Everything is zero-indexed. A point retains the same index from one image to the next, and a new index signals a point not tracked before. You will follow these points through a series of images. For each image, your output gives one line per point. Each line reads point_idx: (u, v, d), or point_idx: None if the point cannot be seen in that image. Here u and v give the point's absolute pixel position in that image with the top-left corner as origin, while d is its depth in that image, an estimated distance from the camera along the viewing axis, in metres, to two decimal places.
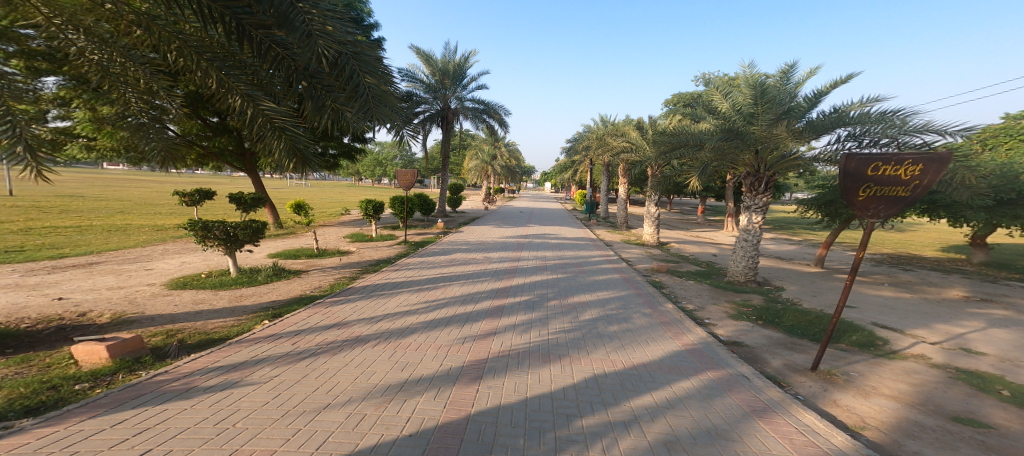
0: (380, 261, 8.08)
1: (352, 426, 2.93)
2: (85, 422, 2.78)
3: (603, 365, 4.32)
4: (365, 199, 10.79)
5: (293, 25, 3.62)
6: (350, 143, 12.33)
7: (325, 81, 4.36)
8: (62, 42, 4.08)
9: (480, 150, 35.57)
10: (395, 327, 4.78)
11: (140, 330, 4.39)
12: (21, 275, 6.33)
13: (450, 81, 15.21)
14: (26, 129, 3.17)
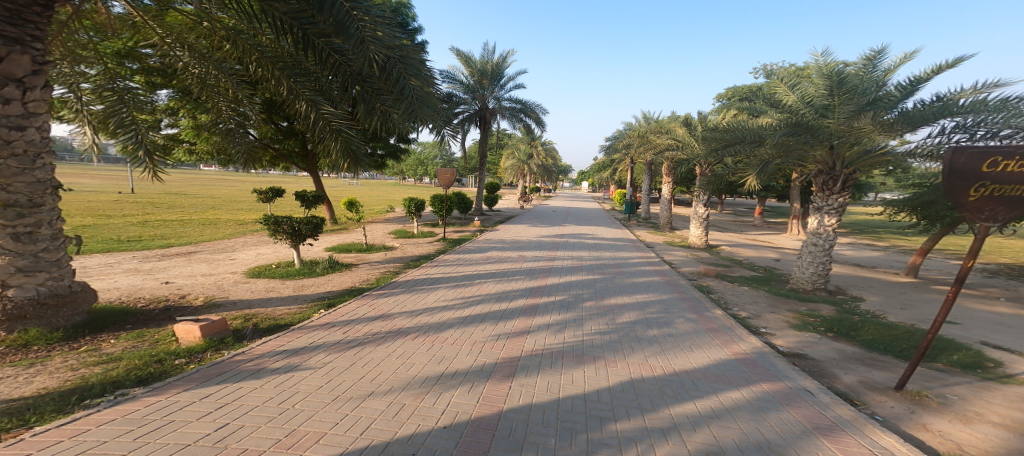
0: (421, 257, 8.43)
1: (392, 415, 3.14)
2: (179, 395, 3.19)
3: (638, 369, 4.29)
4: (407, 198, 11.22)
5: (349, 32, 3.83)
6: (395, 143, 12.90)
7: (375, 86, 4.62)
8: (174, 58, 5.31)
9: (518, 149, 35.46)
10: (433, 321, 5.01)
11: (225, 313, 4.94)
12: (139, 261, 7.34)
13: (489, 81, 15.44)
14: (144, 137, 5.91)
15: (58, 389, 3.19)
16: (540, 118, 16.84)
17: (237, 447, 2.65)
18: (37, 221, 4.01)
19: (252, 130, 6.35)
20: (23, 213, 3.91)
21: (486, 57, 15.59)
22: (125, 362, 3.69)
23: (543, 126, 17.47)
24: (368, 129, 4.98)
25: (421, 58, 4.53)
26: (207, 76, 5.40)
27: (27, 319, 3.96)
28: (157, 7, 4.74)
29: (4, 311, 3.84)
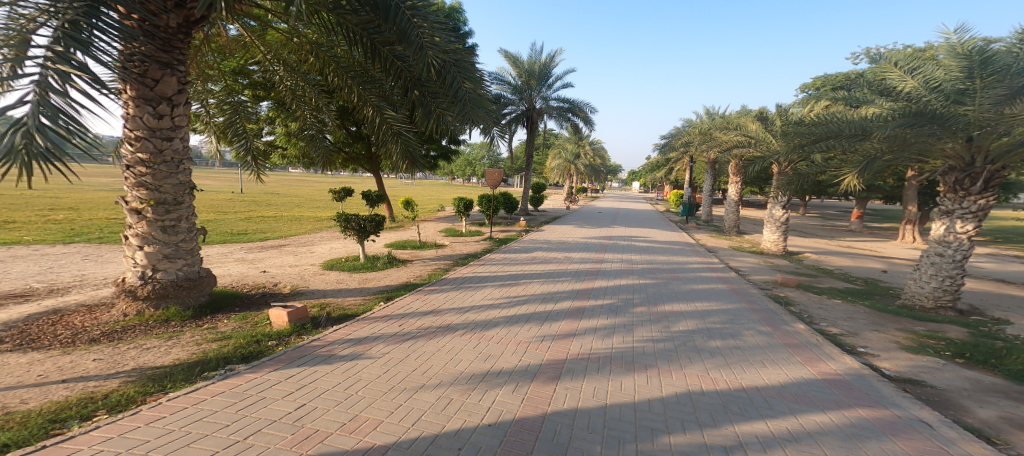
0: (468, 255, 8.69)
1: (441, 408, 3.32)
2: (268, 374, 3.66)
3: (695, 381, 4.07)
4: (457, 198, 11.57)
5: (411, 39, 4.09)
6: (446, 145, 13.39)
7: (431, 89, 4.88)
8: (272, 73, 5.93)
9: (563, 149, 34.44)
10: (480, 319, 5.18)
11: (306, 301, 5.54)
12: (245, 251, 8.48)
13: (536, 81, 15.42)
14: (250, 143, 7.07)
15: (184, 361, 3.84)
16: (588, 117, 16.48)
17: (310, 427, 2.96)
18: (178, 216, 4.89)
19: (324, 133, 6.96)
20: (169, 210, 4.80)
21: (534, 57, 15.60)
22: (230, 340, 4.32)
23: (592, 126, 17.05)
24: (423, 131, 5.27)
25: (473, 60, 4.70)
26: (296, 88, 6.06)
27: (166, 297, 4.84)
28: (262, 27, 5.25)
29: (150, 290, 4.74)
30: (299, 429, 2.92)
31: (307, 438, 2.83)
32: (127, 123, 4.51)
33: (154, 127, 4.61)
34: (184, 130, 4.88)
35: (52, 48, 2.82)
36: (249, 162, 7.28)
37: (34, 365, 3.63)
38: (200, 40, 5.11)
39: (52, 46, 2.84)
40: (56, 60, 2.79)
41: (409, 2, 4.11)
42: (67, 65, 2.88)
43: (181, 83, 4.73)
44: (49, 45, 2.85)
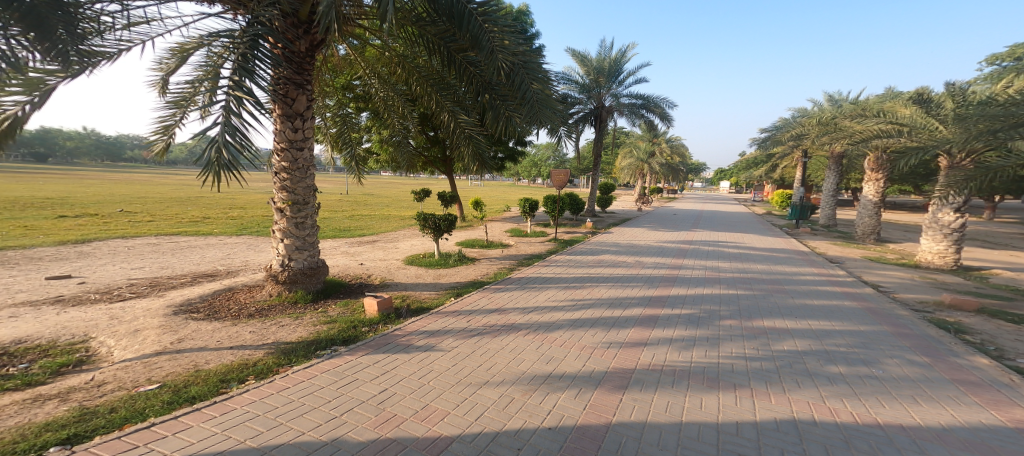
0: (533, 256, 8.64)
1: (503, 406, 3.28)
2: (362, 357, 4.02)
3: (801, 408, 3.40)
4: (523, 198, 11.54)
5: (482, 44, 4.16)
6: (513, 146, 13.33)
7: (501, 92, 4.95)
8: (369, 87, 6.60)
9: (634, 148, 31.51)
10: (543, 320, 5.10)
11: (392, 293, 6.03)
12: (348, 246, 9.58)
13: (607, 79, 14.57)
14: (352, 150, 8.05)
15: (304, 339, 4.45)
16: (666, 113, 15.12)
17: (389, 411, 3.12)
18: (307, 214, 5.69)
19: (407, 138, 7.57)
20: (300, 209, 5.62)
21: (604, 55, 14.70)
22: (335, 324, 4.89)
23: (671, 122, 15.61)
24: (492, 134, 5.41)
25: (541, 61, 4.68)
26: (388, 98, 6.66)
27: (297, 283, 5.69)
28: (363, 46, 5.87)
29: (285, 276, 5.63)
30: (380, 412, 3.10)
31: (385, 422, 2.98)
32: (279, 136, 5.41)
33: (292, 139, 5.46)
34: (311, 142, 5.62)
35: (231, 78, 3.70)
36: (354, 166, 8.30)
37: (214, 332, 4.56)
38: (319, 62, 5.86)
39: (231, 77, 3.70)
40: (234, 88, 3.67)
41: (479, 9, 4.17)
42: (240, 91, 3.75)
43: (310, 101, 5.54)
44: (230, 77, 3.72)
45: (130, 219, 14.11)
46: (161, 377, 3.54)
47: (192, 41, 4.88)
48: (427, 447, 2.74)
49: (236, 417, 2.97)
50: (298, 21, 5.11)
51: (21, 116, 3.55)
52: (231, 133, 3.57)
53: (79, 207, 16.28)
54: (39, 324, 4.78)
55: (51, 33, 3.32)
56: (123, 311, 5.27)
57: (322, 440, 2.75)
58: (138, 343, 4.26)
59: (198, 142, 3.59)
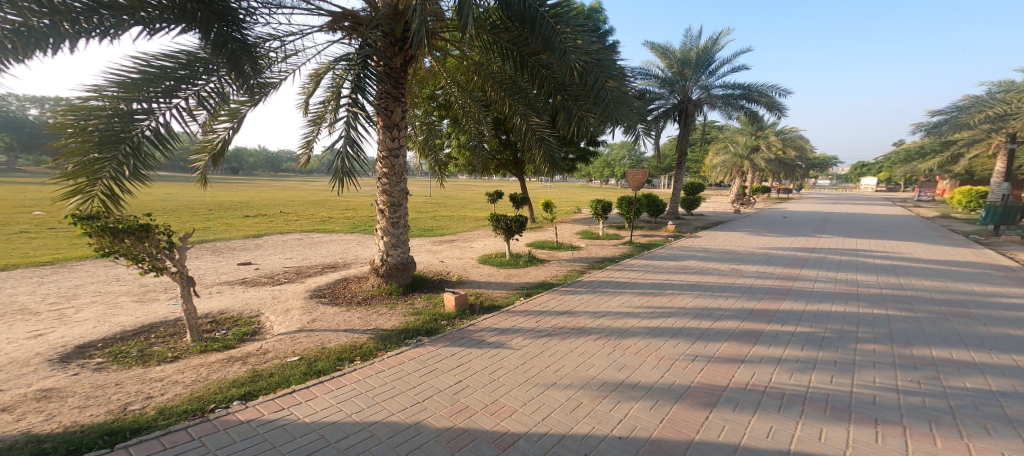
0: (605, 259, 8.39)
1: (570, 409, 3.20)
2: (441, 348, 4.29)
3: (953, 448, 2.70)
4: (595, 199, 11.21)
5: (555, 46, 4.16)
6: (585, 147, 12.99)
7: (574, 92, 4.92)
8: (450, 95, 7.01)
9: (733, 142, 27.73)
10: (616, 326, 4.91)
11: (470, 290, 6.31)
12: (432, 244, 10.25)
13: (694, 68, 13.55)
14: (435, 154, 8.66)
15: (397, 327, 4.89)
16: (773, 100, 13.51)
17: (462, 402, 3.28)
18: (401, 215, 6.22)
19: (483, 143, 7.90)
20: (396, 210, 6.17)
21: (690, 45, 13.76)
22: (420, 315, 5.27)
23: (781, 110, 13.82)
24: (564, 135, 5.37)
25: (615, 58, 4.56)
26: (465, 105, 7.02)
27: (392, 276, 6.27)
28: (445, 58, 6.25)
29: (383, 270, 6.25)
30: (454, 403, 3.26)
31: (457, 412, 3.13)
32: (379, 146, 6.02)
33: (390, 148, 6.03)
34: (406, 149, 6.15)
35: (349, 97, 4.30)
36: (437, 171, 9.00)
37: (336, 315, 5.25)
38: (410, 76, 6.37)
39: (348, 95, 4.29)
40: (352, 104, 4.27)
41: (552, 11, 4.22)
42: (356, 107, 4.33)
43: (405, 112, 6.07)
44: (348, 95, 4.32)
45: (284, 218, 16.95)
46: (298, 351, 4.19)
47: (322, 66, 5.74)
48: (496, 441, 2.80)
49: (345, 393, 3.38)
50: (395, 39, 5.62)
51: (227, 139, 4.88)
52: (350, 144, 4.10)
53: (253, 208, 20.18)
54: (234, 298, 6.03)
55: (241, 69, 4.08)
56: (279, 292, 6.38)
57: (406, 422, 2.99)
58: (288, 320, 5.08)
59: (328, 153, 4.24)
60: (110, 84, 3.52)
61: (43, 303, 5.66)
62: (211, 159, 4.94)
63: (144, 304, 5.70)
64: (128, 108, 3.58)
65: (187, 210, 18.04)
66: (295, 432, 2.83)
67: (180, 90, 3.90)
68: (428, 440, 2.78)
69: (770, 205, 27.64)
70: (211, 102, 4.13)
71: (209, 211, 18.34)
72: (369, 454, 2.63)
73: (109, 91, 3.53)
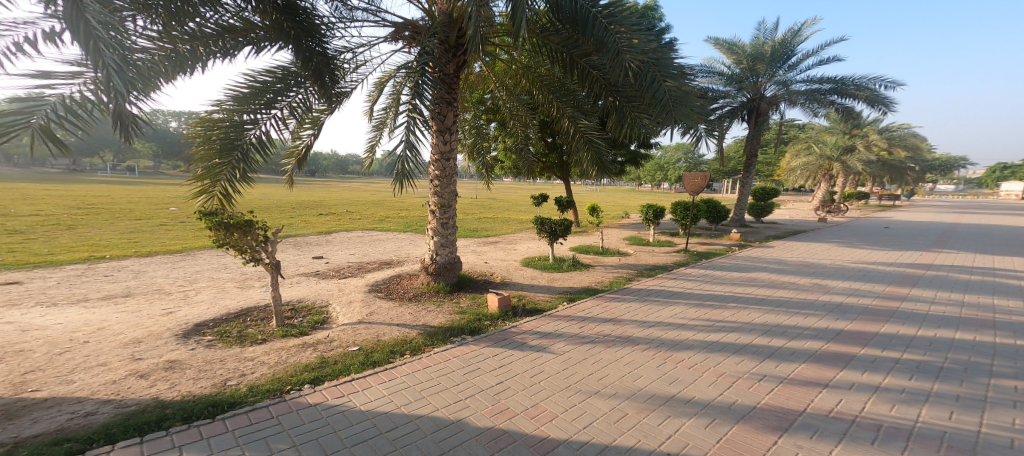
0: (656, 266, 8.08)
1: (614, 420, 3.09)
2: (483, 348, 4.34)
3: None
4: (646, 203, 10.84)
5: (608, 47, 4.08)
6: (636, 149, 12.54)
7: (626, 94, 4.81)
8: (498, 99, 7.10)
9: (817, 142, 25.02)
10: (668, 338, 4.68)
11: (513, 292, 6.35)
12: (478, 245, 10.44)
13: (766, 64, 12.54)
14: (482, 156, 8.89)
15: (444, 325, 5.02)
16: (874, 93, 11.96)
17: (503, 403, 3.29)
18: (450, 216, 6.39)
19: (528, 146, 7.90)
20: (445, 211, 6.35)
21: (763, 39, 12.96)
22: (465, 315, 5.38)
23: (885, 104, 12.20)
24: (615, 137, 5.28)
25: (673, 57, 4.40)
26: (513, 109, 7.08)
27: (439, 275, 6.47)
28: (494, 63, 6.36)
29: (433, 269, 6.46)
30: (495, 404, 3.28)
31: (497, 413, 3.15)
32: (432, 149, 6.23)
33: (443, 151, 6.24)
34: (457, 153, 6.33)
35: (410, 103, 4.52)
36: (484, 173, 9.22)
37: (390, 310, 5.51)
38: (461, 81, 6.53)
39: (408, 101, 4.51)
40: (413, 110, 4.47)
41: (604, 11, 4.15)
42: (416, 113, 4.54)
43: (457, 116, 6.24)
44: (408, 101, 4.55)
45: (353, 216, 18.14)
46: (358, 341, 4.44)
47: (383, 75, 6.10)
48: (535, 445, 2.78)
49: (395, 385, 3.53)
50: (449, 46, 5.80)
51: (308, 145, 5.33)
52: (409, 148, 4.29)
53: (325, 207, 21.75)
54: (309, 289, 6.56)
55: (322, 81, 4.65)
56: (343, 284, 6.83)
57: (450, 418, 3.06)
58: (349, 312, 5.41)
59: (390, 157, 4.50)
60: (228, 99, 4.24)
61: (168, 285, 6.52)
62: (297, 164, 5.45)
63: (244, 289, 6.35)
64: (240, 119, 4.29)
65: (275, 208, 19.94)
66: (351, 419, 3.00)
67: (278, 102, 4.57)
68: (469, 438, 2.83)
69: (862, 213, 24.70)
70: (299, 111, 4.77)
71: (292, 209, 20.16)
72: (413, 446, 2.73)
73: (227, 105, 4.24)
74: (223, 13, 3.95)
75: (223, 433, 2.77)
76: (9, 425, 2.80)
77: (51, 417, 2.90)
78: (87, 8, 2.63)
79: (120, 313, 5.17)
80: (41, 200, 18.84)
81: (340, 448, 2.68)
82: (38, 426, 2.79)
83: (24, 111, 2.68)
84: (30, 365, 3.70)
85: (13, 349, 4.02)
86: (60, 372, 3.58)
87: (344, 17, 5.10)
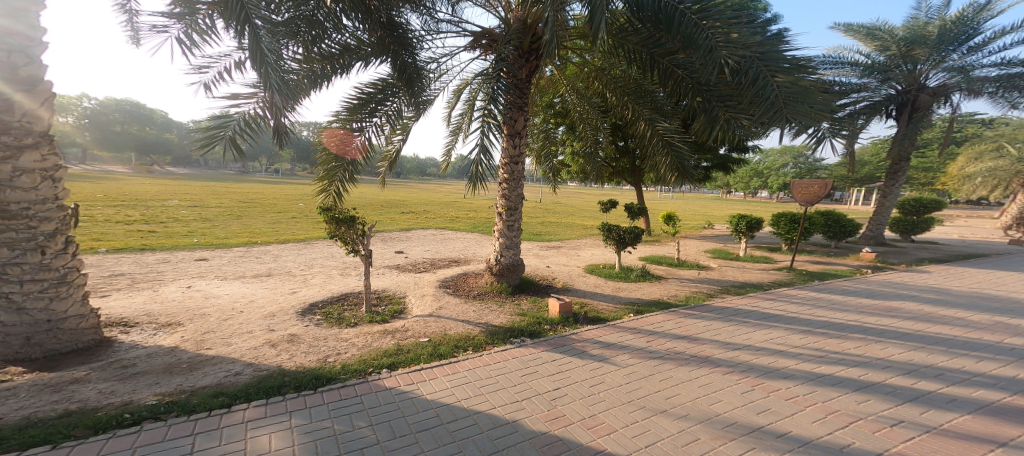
0: (747, 284, 7.28)
1: (682, 443, 2.86)
2: (542, 353, 4.33)
3: None
4: (738, 214, 9.94)
5: (697, 44, 3.80)
6: (727, 154, 11.59)
7: (719, 92, 4.41)
8: (569, 103, 7.10)
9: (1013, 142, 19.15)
10: (762, 364, 4.05)
11: (576, 299, 6.28)
12: (539, 250, 10.42)
13: (930, 48, 9.35)
14: (551, 161, 8.94)
15: (505, 325, 5.11)
16: None
17: (560, 410, 3.25)
18: (516, 219, 6.49)
19: (596, 150, 7.71)
20: (511, 213, 6.46)
21: (924, 19, 9.76)
22: (525, 316, 5.42)
23: None
24: (700, 140, 4.89)
25: (785, 49, 3.81)
26: (583, 112, 7.00)
27: (502, 276, 6.59)
28: (566, 66, 6.44)
29: (496, 269, 6.60)
30: (551, 409, 3.25)
31: (553, 419, 3.12)
32: (502, 153, 6.37)
33: (511, 155, 6.35)
34: (525, 157, 6.43)
35: (485, 111, 4.67)
36: (550, 177, 9.24)
37: (457, 306, 5.72)
38: (532, 85, 6.61)
39: (483, 107, 4.68)
40: (489, 116, 4.62)
41: (696, 6, 3.86)
42: (494, 119, 4.68)
43: (527, 120, 6.32)
44: (483, 107, 4.70)
45: (432, 216, 19.00)
46: (429, 333, 4.68)
47: (461, 82, 6.42)
48: None
49: (458, 379, 3.66)
50: (523, 52, 5.88)
51: (395, 151, 5.71)
52: (483, 152, 4.44)
53: (414, 207, 23.13)
54: (391, 280, 7.06)
55: (413, 90, 5.03)
56: (418, 279, 7.21)
57: (506, 418, 3.10)
58: (423, 305, 5.73)
59: (464, 160, 4.65)
60: (343, 110, 4.92)
61: (295, 268, 7.44)
62: (388, 167, 5.88)
63: (342, 277, 6.99)
64: (351, 127, 4.97)
65: (371, 206, 21.72)
66: (418, 407, 3.17)
67: (378, 111, 5.09)
68: (523, 440, 2.84)
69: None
70: (393, 118, 5.22)
71: (385, 207, 21.77)
72: (470, 441, 2.80)
73: (342, 114, 4.93)
74: (345, 34, 4.57)
75: (316, 405, 3.08)
76: (190, 375, 3.42)
77: (215, 372, 3.49)
78: (263, 39, 3.42)
79: (263, 288, 6.05)
80: (219, 194, 22.97)
81: (407, 433, 2.84)
82: (207, 378, 3.37)
83: (220, 126, 4.30)
84: (208, 326, 4.48)
85: (197, 312, 4.90)
86: (224, 334, 4.29)
87: (432, 30, 5.44)
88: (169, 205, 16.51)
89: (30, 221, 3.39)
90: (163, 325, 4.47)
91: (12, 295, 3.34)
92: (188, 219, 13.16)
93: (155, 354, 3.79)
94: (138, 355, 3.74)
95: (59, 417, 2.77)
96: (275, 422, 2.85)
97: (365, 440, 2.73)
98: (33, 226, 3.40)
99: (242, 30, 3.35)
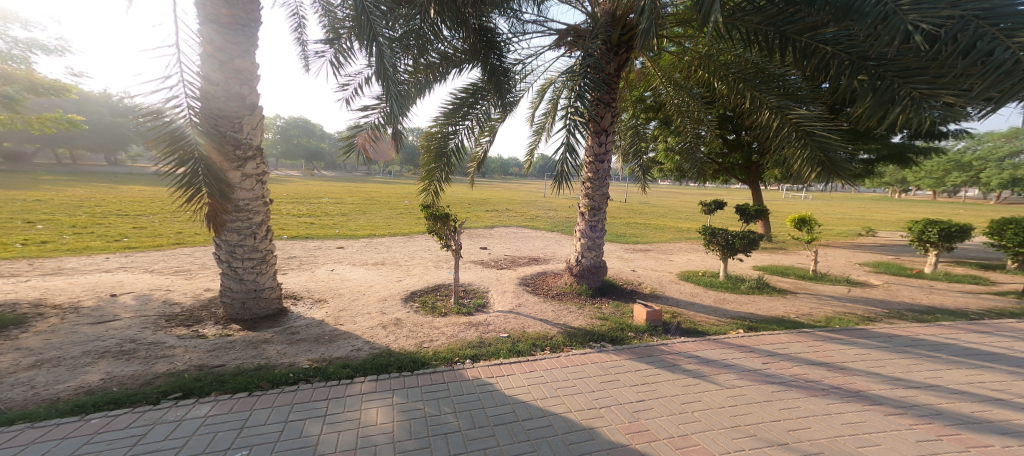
0: (940, 312, 5.87)
1: None
2: (624, 361, 4.02)
3: None
4: (931, 221, 8.12)
5: (863, 12, 2.96)
6: (904, 145, 9.68)
7: (902, 65, 3.23)
8: (667, 96, 6.55)
9: None
10: (962, 412, 3.21)
11: (663, 306, 5.81)
12: (624, 252, 9.91)
13: None
14: (642, 157, 8.39)
15: (583, 328, 4.88)
16: None
17: (643, 424, 2.96)
18: (599, 220, 6.19)
19: (699, 146, 7.02)
20: (595, 214, 6.18)
21: None
22: (606, 321, 5.12)
23: None
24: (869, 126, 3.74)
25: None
26: (682, 104, 6.44)
27: (583, 277, 6.34)
28: (662, 56, 6.06)
29: (576, 269, 6.38)
30: (634, 421, 2.99)
31: (636, 432, 2.86)
32: (586, 151, 6.13)
33: (597, 153, 6.07)
34: (610, 155, 6.10)
35: (570, 114, 4.44)
36: (638, 176, 8.72)
37: (536, 305, 5.62)
38: (621, 80, 6.29)
39: (569, 104, 4.50)
40: (575, 113, 4.42)
41: None
42: (580, 119, 4.47)
43: (614, 116, 5.96)
44: (569, 105, 4.51)
45: (519, 215, 19.24)
46: (508, 329, 4.64)
47: (546, 81, 6.31)
48: None
49: (535, 377, 3.54)
50: (611, 45, 5.55)
51: (483, 151, 5.77)
52: (568, 151, 4.26)
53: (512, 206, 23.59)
54: (484, 275, 7.22)
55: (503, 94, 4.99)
56: (500, 275, 7.27)
57: (582, 424, 2.91)
58: (505, 301, 5.72)
59: (548, 160, 4.50)
60: (440, 114, 5.11)
61: (401, 258, 7.99)
62: (478, 164, 5.99)
63: (435, 269, 7.32)
64: (447, 130, 5.19)
65: (470, 204, 22.62)
66: (496, 400, 3.12)
67: (469, 114, 5.16)
68: (601, 450, 2.63)
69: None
70: (482, 120, 5.30)
71: (475, 205, 22.56)
72: (544, 441, 2.67)
73: (439, 119, 5.14)
74: (447, 42, 4.75)
75: (412, 386, 3.19)
76: (329, 346, 3.79)
77: (345, 346, 3.82)
78: (387, 57, 3.66)
79: (379, 275, 6.57)
80: (353, 192, 26.17)
81: (485, 424, 2.80)
82: (340, 350, 3.71)
83: (352, 135, 4.75)
84: (344, 304, 4.97)
85: (336, 291, 5.50)
86: (353, 313, 4.71)
87: (519, 32, 5.42)
88: (321, 200, 19.31)
89: (250, 214, 4.08)
90: (316, 301, 5.06)
91: (236, 268, 4.09)
92: (325, 212, 15.05)
93: (312, 324, 4.28)
94: (302, 324, 4.28)
95: (255, 369, 3.27)
96: (380, 398, 3.00)
97: (448, 426, 2.74)
98: (252, 217, 4.10)
99: (371, 47, 3.62)
